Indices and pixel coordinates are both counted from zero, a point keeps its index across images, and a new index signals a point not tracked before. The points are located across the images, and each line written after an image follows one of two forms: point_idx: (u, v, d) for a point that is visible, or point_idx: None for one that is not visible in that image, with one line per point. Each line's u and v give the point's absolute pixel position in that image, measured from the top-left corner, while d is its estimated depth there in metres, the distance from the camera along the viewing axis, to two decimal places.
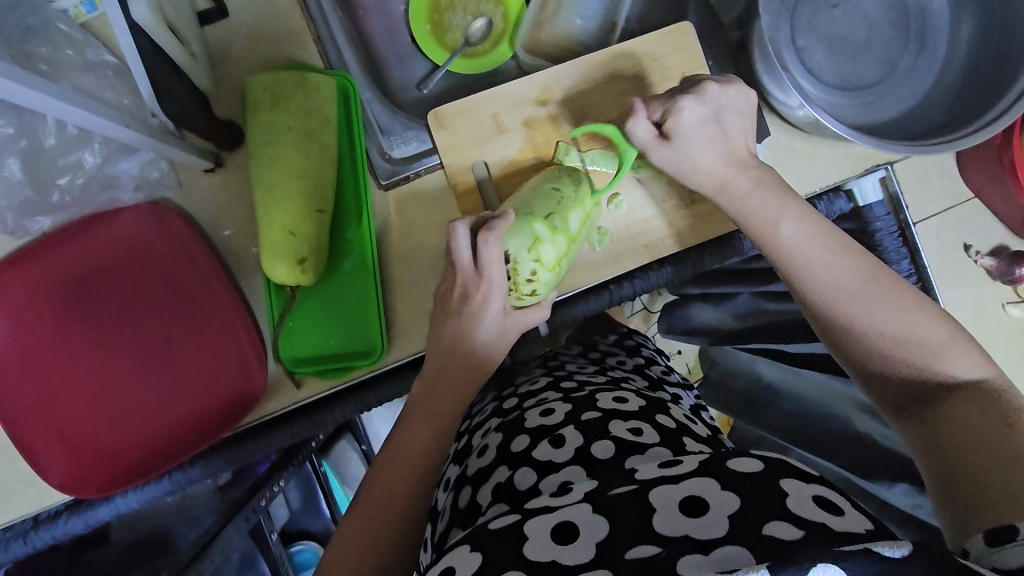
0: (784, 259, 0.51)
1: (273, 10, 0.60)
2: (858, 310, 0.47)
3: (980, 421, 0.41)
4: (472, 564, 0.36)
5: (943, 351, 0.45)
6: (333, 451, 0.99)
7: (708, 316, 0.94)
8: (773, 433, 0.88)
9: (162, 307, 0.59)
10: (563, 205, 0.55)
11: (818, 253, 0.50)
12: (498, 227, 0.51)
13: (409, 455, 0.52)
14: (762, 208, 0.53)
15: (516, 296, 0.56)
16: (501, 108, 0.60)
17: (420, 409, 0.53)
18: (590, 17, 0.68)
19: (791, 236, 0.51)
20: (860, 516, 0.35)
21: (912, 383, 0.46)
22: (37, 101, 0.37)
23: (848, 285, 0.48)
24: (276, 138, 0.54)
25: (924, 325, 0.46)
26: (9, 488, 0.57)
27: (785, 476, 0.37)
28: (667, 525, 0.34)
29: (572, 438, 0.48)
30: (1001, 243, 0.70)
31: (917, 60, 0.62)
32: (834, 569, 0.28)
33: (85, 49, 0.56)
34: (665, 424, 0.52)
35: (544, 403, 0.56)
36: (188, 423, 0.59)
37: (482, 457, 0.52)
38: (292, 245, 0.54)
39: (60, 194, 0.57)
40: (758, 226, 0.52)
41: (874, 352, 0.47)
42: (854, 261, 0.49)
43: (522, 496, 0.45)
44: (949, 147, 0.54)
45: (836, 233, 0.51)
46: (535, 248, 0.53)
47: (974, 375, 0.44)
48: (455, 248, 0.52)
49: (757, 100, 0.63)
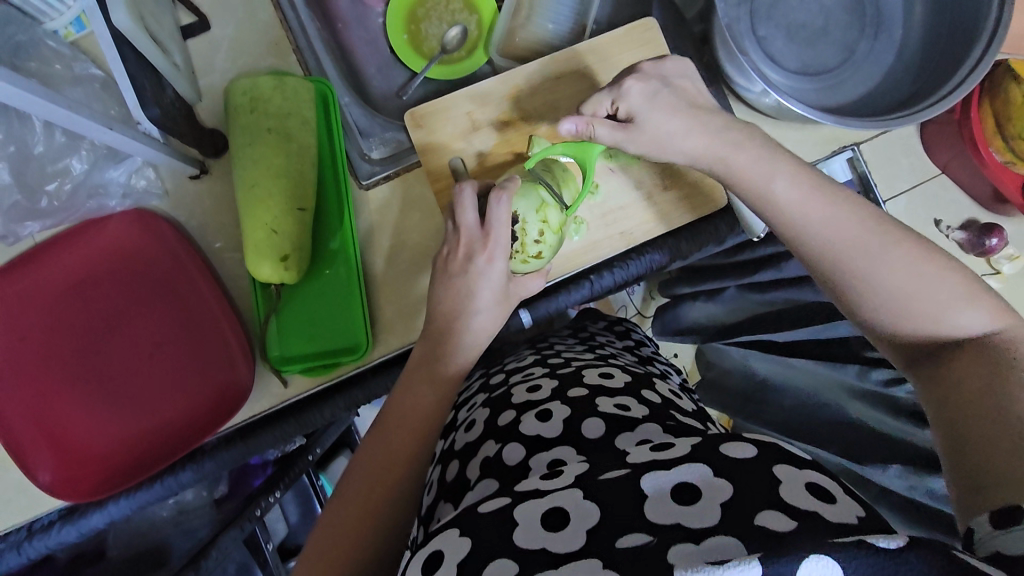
0: (782, 217, 0.52)
1: (253, 23, 0.63)
2: (859, 258, 0.49)
3: (992, 379, 0.42)
4: (462, 551, 0.36)
5: (942, 300, 0.46)
6: (331, 465, 1.01)
7: (697, 313, 0.96)
8: (772, 427, 0.89)
9: (152, 310, 0.60)
10: (557, 181, 0.59)
11: (816, 205, 0.51)
12: (513, 185, 0.54)
13: (410, 421, 0.54)
14: (753, 166, 0.54)
15: (521, 258, 0.58)
16: (474, 106, 0.62)
17: (412, 375, 0.56)
18: (562, 21, 0.71)
19: (785, 194, 0.52)
20: (851, 503, 0.36)
21: (920, 334, 0.47)
22: (30, 103, 0.39)
23: (849, 238, 0.49)
24: (256, 141, 0.56)
25: (930, 273, 0.47)
26: (3, 496, 0.58)
27: (778, 462, 0.38)
28: (658, 512, 0.35)
29: (559, 412, 0.50)
30: (970, 217, 0.68)
31: (874, 43, 0.64)
32: (827, 561, 0.28)
33: (72, 64, 0.58)
34: (650, 399, 0.54)
35: (530, 379, 0.58)
36: (179, 424, 0.60)
37: (469, 432, 0.53)
38: (274, 242, 0.55)
39: (49, 200, 0.59)
40: (753, 186, 0.54)
41: (886, 310, 0.48)
42: (852, 214, 0.50)
43: (509, 470, 0.46)
44: (907, 121, 0.56)
45: (829, 186, 0.52)
46: (543, 210, 0.56)
47: (987, 328, 0.45)
48: (462, 209, 0.55)
49: (723, 90, 0.66)
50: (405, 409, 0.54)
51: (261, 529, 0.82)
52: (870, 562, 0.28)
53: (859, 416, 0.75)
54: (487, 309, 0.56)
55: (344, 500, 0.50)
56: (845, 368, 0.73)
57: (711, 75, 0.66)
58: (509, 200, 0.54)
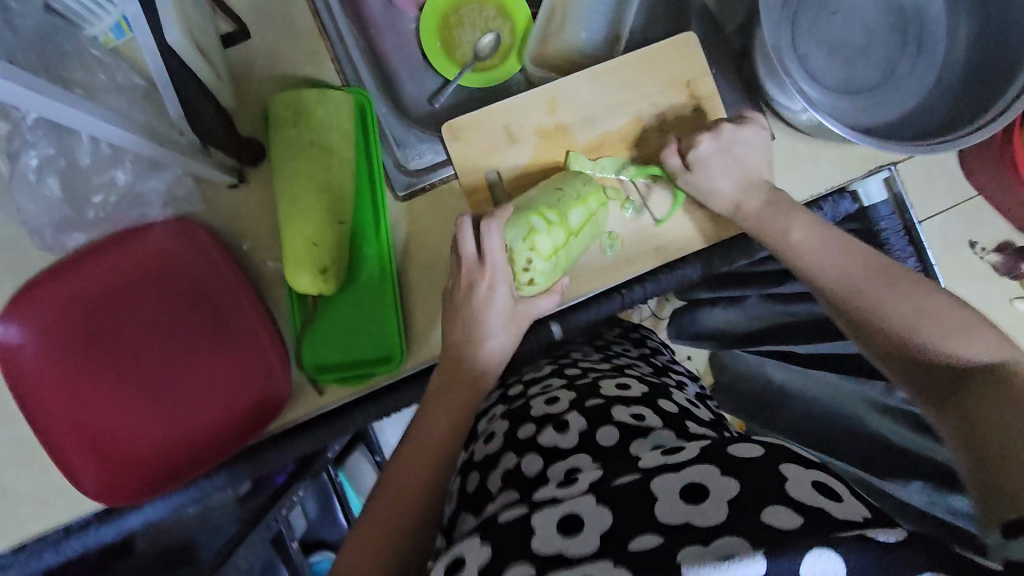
0: (795, 261, 0.56)
1: (292, 32, 0.63)
2: (865, 296, 0.53)
3: (1006, 409, 0.43)
4: (481, 557, 0.37)
5: (949, 335, 0.49)
6: (347, 461, 1.00)
7: (719, 319, 0.93)
8: (784, 435, 0.87)
9: (190, 318, 0.61)
10: (562, 202, 0.58)
11: (826, 249, 0.55)
12: (497, 218, 0.55)
13: (430, 444, 0.54)
14: (771, 218, 0.58)
15: (518, 286, 0.58)
16: (512, 120, 0.62)
17: (438, 401, 0.56)
18: (596, 29, 0.70)
19: (799, 239, 0.56)
20: (858, 504, 0.35)
21: (927, 370, 0.49)
22: (85, 123, 0.40)
23: (857, 282, 0.53)
24: (297, 153, 0.57)
25: (932, 306, 0.51)
26: (43, 496, 0.60)
27: (784, 462, 0.38)
28: (668, 514, 0.35)
29: (575, 421, 0.51)
30: (1006, 238, 0.71)
31: (916, 62, 0.64)
32: (829, 555, 0.30)
33: (115, 73, 0.59)
34: (666, 408, 0.55)
35: (549, 392, 0.58)
36: (218, 430, 0.61)
37: (489, 444, 0.55)
38: (314, 255, 0.56)
39: (94, 212, 0.60)
40: (768, 231, 0.58)
41: (894, 345, 0.51)
42: (863, 262, 0.54)
43: (529, 481, 0.47)
44: (950, 146, 0.55)
45: (841, 234, 0.56)
46: (530, 237, 0.56)
47: (991, 361, 0.47)
48: (462, 239, 0.56)
49: (761, 106, 0.65)
50: (427, 435, 0.54)
51: (286, 527, 0.84)
52: (870, 557, 0.30)
53: (875, 427, 0.76)
54: (498, 331, 0.57)
55: (372, 516, 0.50)
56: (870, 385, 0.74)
57: (749, 90, 0.66)
58: (501, 228, 0.55)
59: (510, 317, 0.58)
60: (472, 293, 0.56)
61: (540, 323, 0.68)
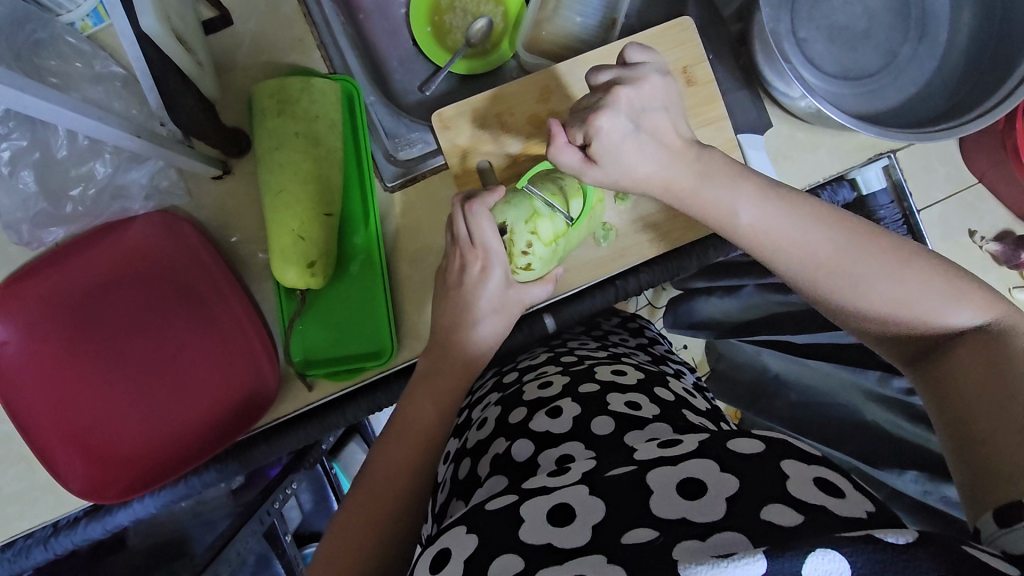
0: (757, 248, 0.51)
1: (276, 17, 0.61)
2: (839, 277, 0.48)
3: (984, 370, 0.42)
4: (469, 547, 0.36)
5: (936, 303, 0.46)
6: (343, 453, 0.97)
7: (712, 309, 0.86)
8: (779, 423, 0.83)
9: (174, 313, 0.60)
10: (564, 192, 0.56)
11: (786, 231, 0.50)
12: (488, 199, 0.53)
13: (420, 430, 0.54)
14: (716, 200, 0.52)
15: (512, 268, 0.57)
16: (503, 108, 0.61)
17: (425, 383, 0.55)
18: (590, 15, 0.68)
19: (753, 222, 0.51)
20: (860, 497, 0.34)
21: (909, 336, 0.47)
22: (57, 114, 0.38)
23: (827, 261, 0.49)
24: (282, 143, 0.56)
25: (915, 279, 0.47)
26: (28, 495, 0.59)
27: (786, 458, 0.36)
28: (665, 507, 0.34)
29: (569, 408, 0.50)
30: (1005, 227, 0.70)
31: (918, 47, 0.62)
32: (836, 556, 0.27)
33: (92, 61, 0.57)
34: (663, 397, 0.54)
35: (543, 376, 0.58)
36: (205, 427, 0.60)
37: (482, 430, 0.54)
38: (301, 249, 0.54)
39: (73, 205, 0.58)
40: (719, 219, 0.52)
41: (872, 322, 0.48)
42: (827, 233, 0.49)
43: (519, 466, 0.46)
44: (950, 134, 0.54)
45: (799, 206, 0.51)
46: (532, 221, 0.54)
47: (976, 321, 0.45)
48: (456, 220, 0.54)
49: (759, 93, 0.64)
50: (419, 417, 0.54)
51: (279, 521, 0.83)
52: (878, 558, 0.27)
53: (874, 419, 0.75)
54: (488, 316, 0.56)
55: (360, 504, 0.50)
56: (866, 374, 0.73)
57: (746, 77, 0.64)
58: (490, 211, 0.53)
59: (500, 306, 0.56)
60: (459, 284, 0.55)
61: (533, 315, 0.68)
